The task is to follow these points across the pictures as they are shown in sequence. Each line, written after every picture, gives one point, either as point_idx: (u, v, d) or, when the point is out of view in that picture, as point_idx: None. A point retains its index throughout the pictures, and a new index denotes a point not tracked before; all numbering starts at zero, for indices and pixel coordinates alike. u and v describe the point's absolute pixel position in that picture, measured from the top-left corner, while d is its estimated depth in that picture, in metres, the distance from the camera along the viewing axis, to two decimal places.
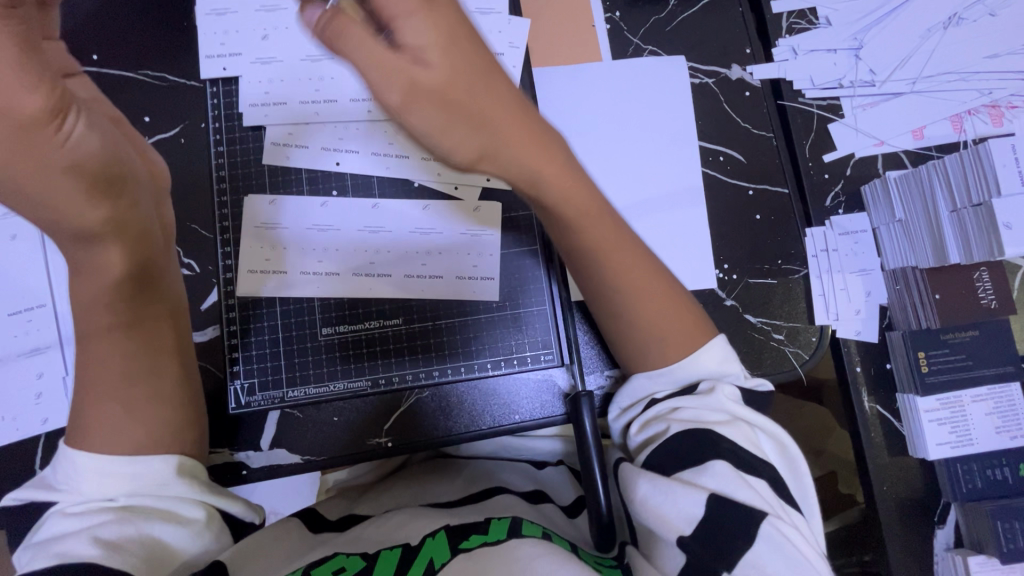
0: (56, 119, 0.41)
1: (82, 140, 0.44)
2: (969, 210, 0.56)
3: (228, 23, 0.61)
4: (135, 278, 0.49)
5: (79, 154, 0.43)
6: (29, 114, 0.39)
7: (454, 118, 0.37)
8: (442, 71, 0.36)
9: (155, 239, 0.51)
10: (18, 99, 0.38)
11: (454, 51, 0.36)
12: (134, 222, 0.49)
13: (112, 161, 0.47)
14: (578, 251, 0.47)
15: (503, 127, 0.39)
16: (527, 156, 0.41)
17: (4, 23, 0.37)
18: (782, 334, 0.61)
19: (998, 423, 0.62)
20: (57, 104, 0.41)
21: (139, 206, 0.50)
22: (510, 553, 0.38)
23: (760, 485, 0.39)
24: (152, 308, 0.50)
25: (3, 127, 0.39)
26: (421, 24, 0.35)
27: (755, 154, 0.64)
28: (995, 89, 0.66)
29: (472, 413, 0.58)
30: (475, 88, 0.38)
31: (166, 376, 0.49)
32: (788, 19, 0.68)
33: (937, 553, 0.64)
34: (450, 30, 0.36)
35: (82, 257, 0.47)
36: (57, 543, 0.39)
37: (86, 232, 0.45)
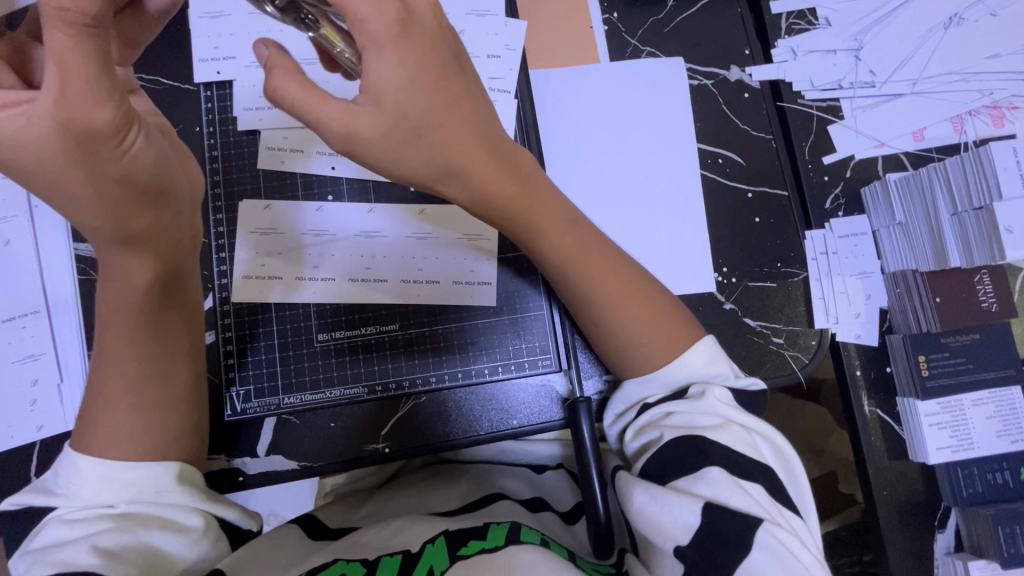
0: (121, 137, 0.38)
1: (142, 155, 0.40)
2: (970, 213, 0.56)
3: (222, 26, 0.60)
4: (162, 288, 0.47)
5: (136, 169, 0.40)
6: (95, 128, 0.36)
7: (411, 150, 0.40)
8: (403, 103, 0.38)
9: (186, 249, 0.49)
10: (85, 115, 0.36)
11: (419, 84, 0.38)
12: (172, 235, 0.46)
13: (167, 177, 0.44)
14: (552, 270, 0.48)
15: (464, 155, 0.42)
16: (486, 179, 0.43)
17: (80, 36, 0.34)
18: (782, 338, 0.61)
19: (999, 426, 0.62)
20: (125, 120, 0.38)
21: (179, 219, 0.47)
22: (509, 561, 0.37)
23: (755, 490, 0.39)
24: (170, 315, 0.48)
25: (65, 140, 0.36)
26: (389, 64, 0.37)
27: (754, 156, 0.64)
28: (996, 90, 0.66)
29: (469, 418, 0.58)
30: (440, 118, 0.40)
31: (177, 382, 0.48)
32: (787, 19, 0.67)
33: (937, 557, 0.63)
34: (420, 64, 0.37)
35: (112, 259, 0.45)
36: (56, 551, 0.38)
37: (124, 240, 0.43)
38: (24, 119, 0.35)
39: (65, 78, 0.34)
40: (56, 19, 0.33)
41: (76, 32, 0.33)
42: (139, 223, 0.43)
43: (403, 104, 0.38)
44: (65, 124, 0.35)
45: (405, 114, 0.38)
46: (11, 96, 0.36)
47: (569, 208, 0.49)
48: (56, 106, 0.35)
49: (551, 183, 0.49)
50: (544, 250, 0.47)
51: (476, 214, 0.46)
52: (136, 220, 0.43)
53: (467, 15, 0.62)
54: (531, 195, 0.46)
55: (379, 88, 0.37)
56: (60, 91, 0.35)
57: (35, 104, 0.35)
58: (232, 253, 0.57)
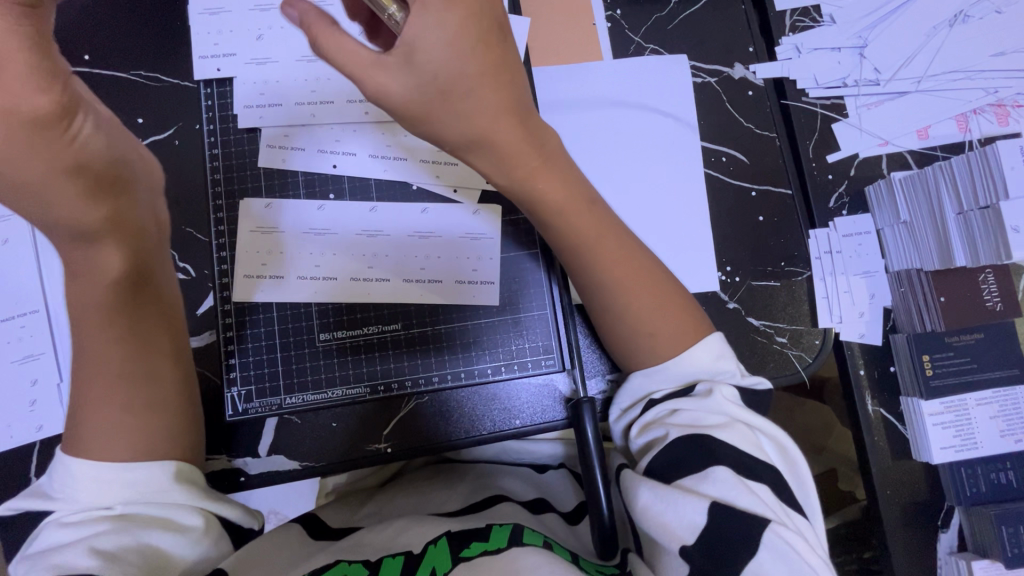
0: (65, 122, 0.41)
1: (91, 142, 0.44)
2: (976, 212, 0.56)
3: (222, 23, 0.59)
4: (132, 278, 0.47)
5: (86, 153, 0.43)
6: (40, 114, 0.39)
7: (435, 117, 0.40)
8: (436, 66, 0.38)
9: (152, 238, 0.50)
10: (27, 98, 0.38)
11: (458, 51, 0.38)
12: (136, 223, 0.48)
13: (118, 166, 0.47)
14: (556, 240, 0.48)
15: (496, 124, 0.41)
16: (513, 153, 0.43)
17: (19, 24, 0.37)
18: (785, 338, 0.60)
19: (1003, 426, 0.62)
20: (65, 105, 0.41)
21: (139, 209, 0.49)
22: (511, 563, 0.37)
23: (761, 490, 0.38)
24: (148, 309, 0.48)
25: (9, 125, 0.38)
26: (434, 27, 0.37)
27: (757, 154, 0.64)
28: (1002, 88, 0.65)
29: (471, 417, 0.57)
30: (471, 87, 0.39)
31: (164, 380, 0.47)
32: (791, 17, 0.67)
33: (940, 557, 0.63)
34: (461, 30, 0.37)
35: (77, 257, 0.46)
36: (53, 554, 0.38)
37: (81, 232, 0.44)
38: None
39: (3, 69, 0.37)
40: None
41: (16, 16, 0.37)
42: (99, 211, 0.45)
43: (438, 68, 0.38)
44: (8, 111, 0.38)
45: (436, 77, 0.38)
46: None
47: (589, 191, 0.49)
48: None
49: (574, 163, 0.48)
50: (556, 231, 0.47)
51: (501, 186, 0.46)
52: (96, 210, 0.44)
53: None
54: (553, 169, 0.46)
55: (416, 44, 0.37)
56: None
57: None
58: (232, 251, 0.57)
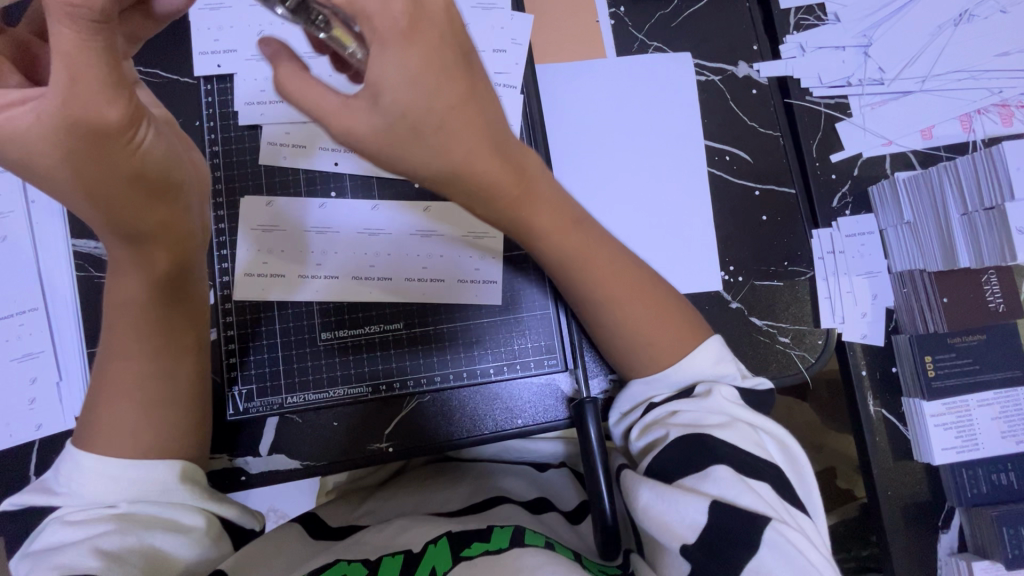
0: (131, 134, 0.36)
1: (154, 150, 0.39)
2: (981, 213, 0.56)
3: (221, 19, 0.59)
4: (174, 280, 0.46)
5: (149, 164, 0.39)
6: (106, 126, 0.34)
7: (411, 153, 0.38)
8: (405, 105, 0.35)
9: (197, 242, 0.47)
10: (95, 112, 0.34)
11: (423, 85, 0.35)
12: (185, 229, 0.45)
13: (176, 174, 0.42)
14: (548, 260, 0.47)
15: (472, 157, 0.39)
16: (495, 183, 0.41)
17: (88, 33, 0.32)
18: (788, 337, 0.60)
19: (1004, 427, 0.62)
20: (135, 115, 0.36)
21: (188, 214, 0.45)
22: (514, 562, 0.37)
23: (764, 489, 0.38)
24: (177, 310, 0.47)
25: (71, 133, 0.34)
26: (395, 63, 0.34)
27: (761, 153, 0.63)
28: (1006, 88, 0.65)
29: (473, 417, 0.57)
30: (443, 121, 0.36)
31: (182, 379, 0.47)
32: (795, 15, 0.67)
33: (940, 557, 0.63)
34: (425, 64, 0.34)
35: (124, 253, 0.44)
36: (55, 553, 0.38)
37: (132, 235, 0.42)
38: (32, 114, 0.34)
39: (73, 77, 0.32)
40: (64, 15, 0.31)
41: (83, 28, 0.31)
42: (150, 219, 0.41)
43: (405, 106, 0.35)
44: (74, 121, 0.34)
45: (402, 114, 0.36)
46: (14, 95, 0.35)
47: (576, 209, 0.47)
48: (66, 106, 0.33)
49: (558, 186, 0.46)
50: (546, 254, 0.47)
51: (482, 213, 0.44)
52: (149, 216, 0.41)
53: (472, 8, 0.60)
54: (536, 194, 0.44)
55: (381, 83, 0.35)
56: (68, 89, 0.33)
57: (45, 99, 0.33)
58: (233, 250, 0.56)
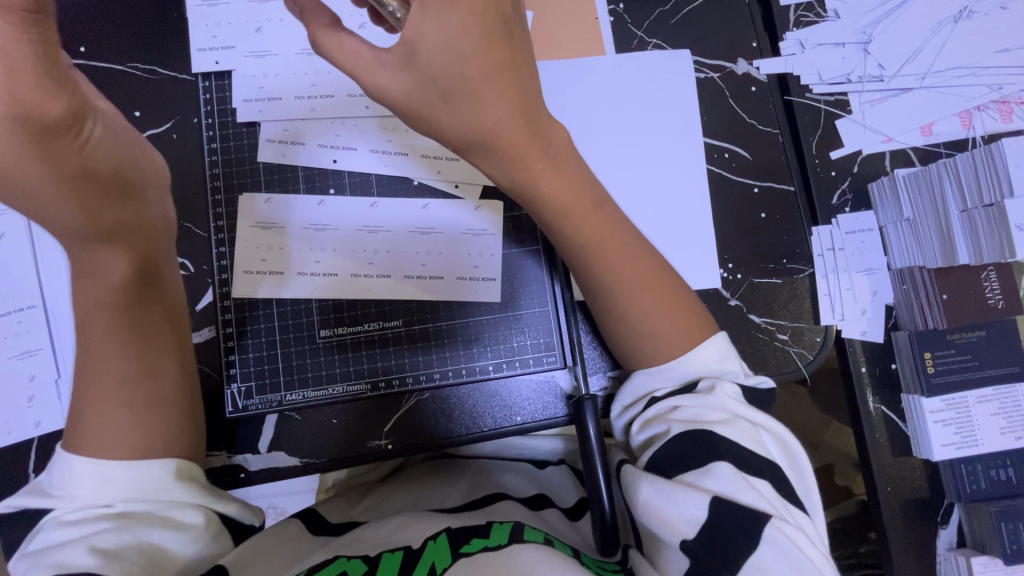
0: (72, 129, 0.39)
1: (101, 144, 0.43)
2: (980, 210, 0.56)
3: (220, 15, 0.59)
4: (142, 281, 0.47)
5: (96, 158, 0.42)
6: (46, 121, 0.38)
7: (442, 117, 0.39)
8: (439, 67, 0.36)
9: (162, 238, 0.49)
10: (35, 102, 0.37)
11: (460, 51, 0.36)
12: (146, 226, 0.47)
13: (127, 169, 0.45)
14: (563, 242, 0.47)
15: (500, 124, 0.40)
16: (518, 153, 0.42)
17: (26, 30, 0.34)
18: (786, 335, 0.60)
19: (1003, 423, 0.62)
20: (74, 112, 0.39)
21: (148, 208, 0.48)
22: (512, 558, 0.37)
23: (763, 486, 0.38)
24: (151, 309, 0.47)
25: (11, 129, 0.37)
26: (433, 27, 0.35)
27: (760, 151, 0.63)
28: (1006, 85, 0.65)
29: (472, 414, 0.57)
30: (474, 87, 0.38)
31: (166, 378, 0.47)
32: (795, 11, 0.66)
33: (939, 553, 0.64)
34: (464, 28, 0.35)
35: (84, 255, 0.45)
36: (54, 552, 0.37)
37: (95, 234, 0.44)
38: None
39: (11, 73, 0.35)
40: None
41: (20, 20, 0.34)
42: (104, 217, 0.44)
43: (440, 70, 0.36)
44: (15, 116, 0.36)
45: (438, 77, 0.37)
46: None
47: (596, 191, 0.48)
48: (7, 101, 0.36)
49: (582, 161, 0.47)
50: (560, 235, 0.47)
51: (504, 185, 0.45)
52: (105, 214, 0.44)
53: None
54: (555, 171, 0.44)
55: (417, 44, 0.35)
56: (9, 86, 0.35)
57: None
58: (232, 247, 0.56)
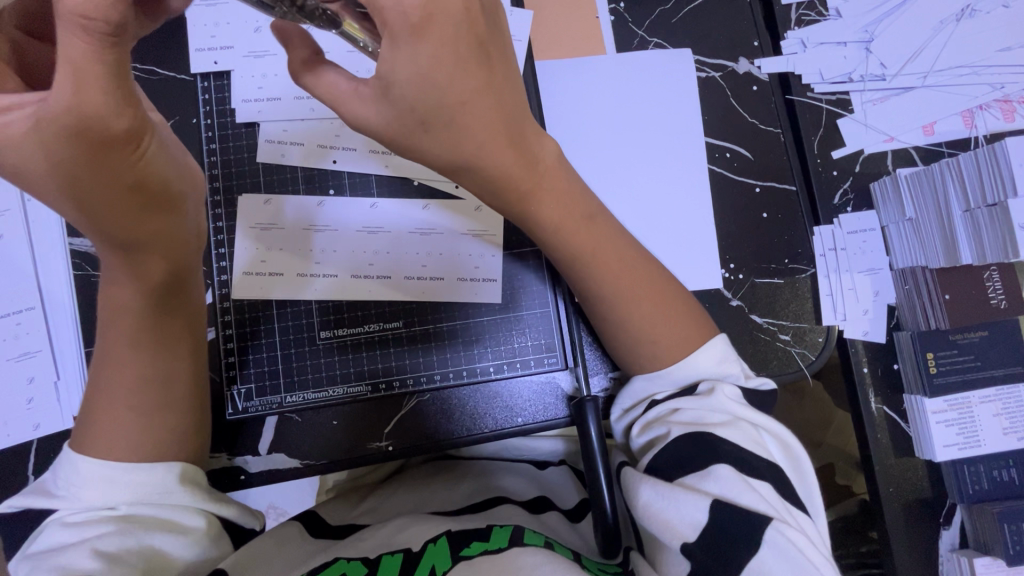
0: (134, 145, 0.36)
1: (156, 160, 0.39)
2: (983, 210, 0.55)
3: (218, 14, 0.58)
4: (167, 288, 0.45)
5: (150, 174, 0.39)
6: (108, 135, 0.34)
7: (422, 144, 0.38)
8: (414, 99, 0.35)
9: (192, 250, 0.47)
10: (101, 118, 0.33)
11: (435, 80, 0.35)
12: (181, 237, 0.45)
13: (176, 185, 0.42)
14: (555, 254, 0.47)
15: (482, 146, 0.39)
16: (506, 177, 0.42)
17: (101, 44, 0.31)
18: (788, 335, 0.60)
19: (1005, 423, 0.62)
20: (137, 127, 0.36)
21: (185, 221, 0.45)
22: (513, 560, 0.36)
23: (764, 488, 0.38)
24: (174, 315, 0.47)
25: (67, 141, 0.33)
26: (405, 60, 0.33)
27: (762, 150, 0.63)
28: (1008, 83, 0.65)
29: (473, 416, 0.57)
30: (453, 115, 0.37)
31: (178, 382, 0.46)
32: (797, 10, 0.66)
33: (941, 553, 0.63)
34: (436, 59, 0.34)
35: (118, 260, 0.43)
36: (55, 555, 0.37)
37: (129, 244, 0.42)
38: (29, 119, 0.33)
39: (79, 82, 0.31)
40: (76, 27, 0.30)
41: (96, 40, 0.30)
42: (142, 229, 0.41)
43: (414, 102, 0.35)
44: (75, 129, 0.33)
45: (414, 107, 0.36)
46: (13, 99, 0.34)
47: (589, 203, 0.47)
48: (69, 112, 0.32)
49: (570, 171, 0.46)
50: (553, 247, 0.46)
51: (490, 200, 0.44)
52: (144, 225, 0.41)
53: None
54: (544, 183, 0.44)
55: (391, 78, 0.34)
56: (74, 93, 0.32)
57: (47, 105, 0.32)
58: (231, 248, 0.56)
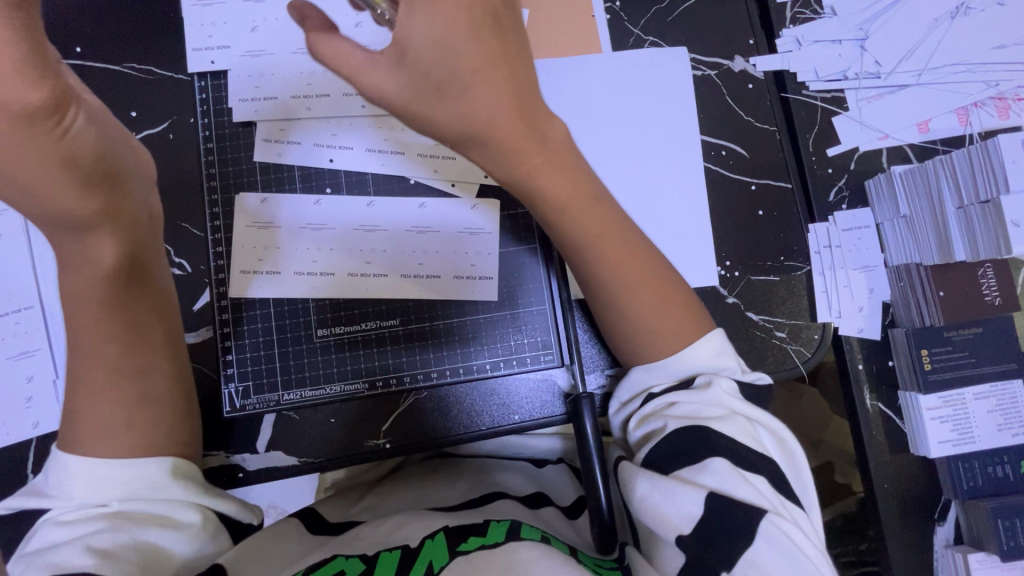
0: (56, 117, 0.36)
1: (83, 132, 0.39)
2: (976, 207, 0.57)
3: (214, 14, 0.58)
4: (129, 270, 0.46)
5: (79, 148, 0.39)
6: (28, 109, 0.34)
7: (434, 114, 0.38)
8: (429, 63, 0.35)
9: (144, 229, 0.48)
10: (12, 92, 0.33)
11: (450, 45, 0.34)
12: (128, 215, 0.45)
13: (108, 158, 0.43)
14: (562, 234, 0.47)
15: (497, 117, 0.38)
16: (513, 145, 0.41)
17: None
18: (784, 332, 0.60)
19: (1000, 420, 0.63)
20: (56, 98, 0.36)
21: (131, 199, 0.46)
22: (507, 558, 0.37)
23: (759, 481, 0.38)
24: (141, 303, 0.47)
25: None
26: (421, 23, 0.33)
27: (758, 148, 0.63)
28: (1002, 81, 0.65)
29: (469, 413, 0.57)
30: (468, 81, 0.36)
31: (157, 375, 0.47)
32: (792, 8, 0.66)
33: (937, 549, 0.64)
34: (453, 21, 0.33)
35: (71, 247, 0.43)
36: (49, 553, 0.38)
37: (77, 225, 0.42)
38: None
39: None
40: None
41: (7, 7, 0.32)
42: (92, 207, 0.42)
43: (430, 64, 0.35)
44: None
45: (430, 73, 0.35)
46: None
47: (596, 188, 0.47)
48: None
49: (579, 156, 0.46)
50: (560, 233, 0.47)
51: (501, 179, 0.44)
52: (91, 204, 0.41)
53: None
54: (556, 163, 0.44)
55: (406, 43, 0.34)
56: None
57: None
58: (228, 246, 0.56)
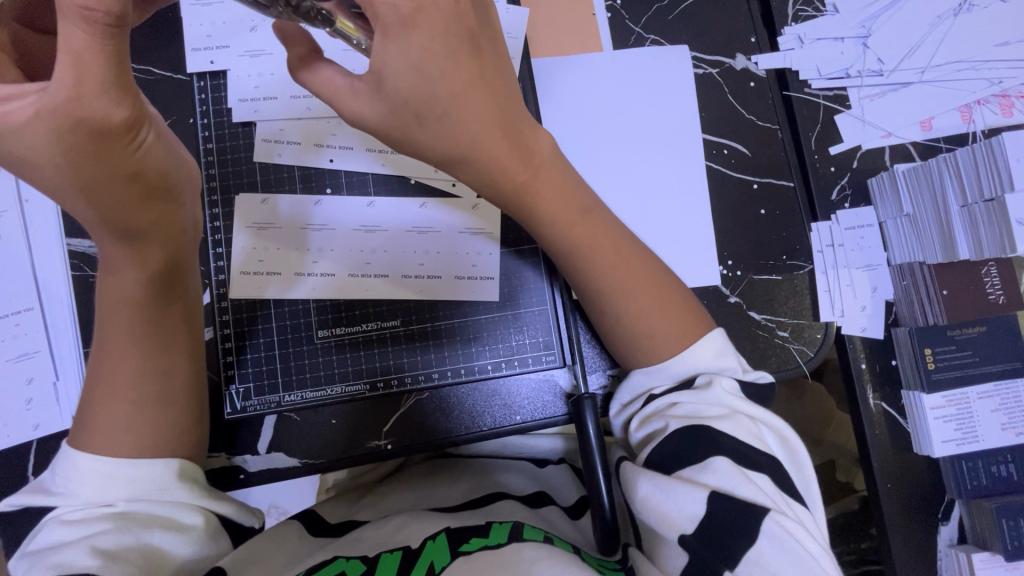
0: (132, 135, 0.37)
1: (152, 149, 0.40)
2: (980, 205, 0.56)
3: (213, 14, 0.58)
4: (165, 277, 0.46)
5: (146, 163, 0.40)
6: (108, 126, 0.35)
7: (418, 138, 0.39)
8: (407, 91, 0.36)
9: (187, 240, 0.47)
10: (99, 111, 0.34)
11: (427, 72, 0.36)
12: (176, 226, 0.45)
13: (172, 175, 0.43)
14: (552, 245, 0.47)
15: (479, 137, 0.40)
16: (500, 161, 0.41)
17: (101, 36, 0.32)
18: (787, 332, 0.60)
19: (1004, 419, 0.62)
20: (136, 118, 0.36)
21: (181, 211, 0.46)
22: (511, 558, 0.36)
23: (762, 481, 0.38)
24: (171, 308, 0.47)
25: (76, 134, 0.34)
26: (396, 52, 0.34)
27: (760, 147, 0.63)
28: (1005, 78, 0.65)
29: (471, 414, 0.57)
30: (447, 106, 0.37)
31: (178, 377, 0.47)
32: (794, 5, 0.66)
33: (940, 549, 0.64)
34: (428, 51, 0.35)
35: (114, 251, 0.44)
36: (53, 553, 0.37)
37: (127, 231, 0.42)
38: (31, 108, 0.33)
39: (80, 76, 0.32)
40: (77, 18, 0.31)
41: (98, 31, 0.31)
42: (144, 216, 0.42)
43: (407, 94, 0.36)
44: (75, 122, 0.34)
45: (408, 101, 0.36)
46: (12, 90, 0.34)
47: (586, 197, 0.47)
48: (69, 104, 0.33)
49: (566, 164, 0.47)
50: (550, 240, 0.46)
51: (483, 194, 0.45)
52: (140, 213, 0.42)
53: None
54: (541, 176, 0.44)
55: (383, 72, 0.35)
56: (75, 89, 0.33)
57: (47, 94, 0.33)
58: (228, 247, 0.56)
